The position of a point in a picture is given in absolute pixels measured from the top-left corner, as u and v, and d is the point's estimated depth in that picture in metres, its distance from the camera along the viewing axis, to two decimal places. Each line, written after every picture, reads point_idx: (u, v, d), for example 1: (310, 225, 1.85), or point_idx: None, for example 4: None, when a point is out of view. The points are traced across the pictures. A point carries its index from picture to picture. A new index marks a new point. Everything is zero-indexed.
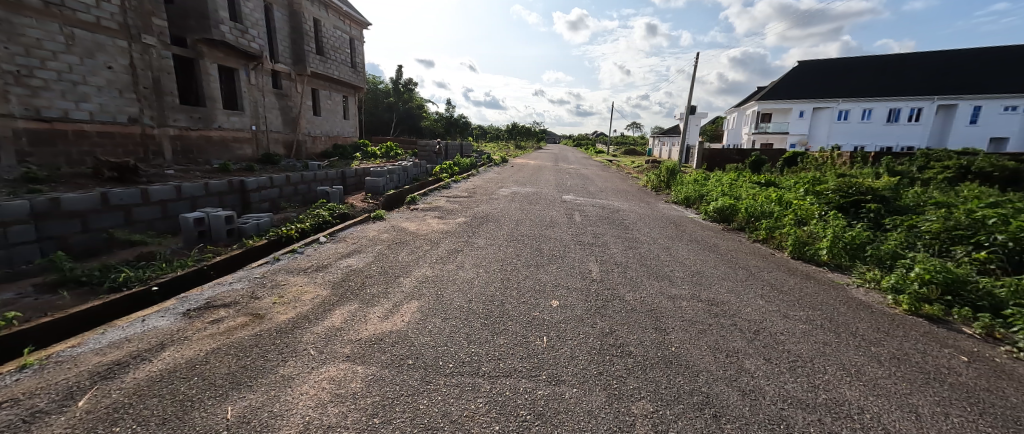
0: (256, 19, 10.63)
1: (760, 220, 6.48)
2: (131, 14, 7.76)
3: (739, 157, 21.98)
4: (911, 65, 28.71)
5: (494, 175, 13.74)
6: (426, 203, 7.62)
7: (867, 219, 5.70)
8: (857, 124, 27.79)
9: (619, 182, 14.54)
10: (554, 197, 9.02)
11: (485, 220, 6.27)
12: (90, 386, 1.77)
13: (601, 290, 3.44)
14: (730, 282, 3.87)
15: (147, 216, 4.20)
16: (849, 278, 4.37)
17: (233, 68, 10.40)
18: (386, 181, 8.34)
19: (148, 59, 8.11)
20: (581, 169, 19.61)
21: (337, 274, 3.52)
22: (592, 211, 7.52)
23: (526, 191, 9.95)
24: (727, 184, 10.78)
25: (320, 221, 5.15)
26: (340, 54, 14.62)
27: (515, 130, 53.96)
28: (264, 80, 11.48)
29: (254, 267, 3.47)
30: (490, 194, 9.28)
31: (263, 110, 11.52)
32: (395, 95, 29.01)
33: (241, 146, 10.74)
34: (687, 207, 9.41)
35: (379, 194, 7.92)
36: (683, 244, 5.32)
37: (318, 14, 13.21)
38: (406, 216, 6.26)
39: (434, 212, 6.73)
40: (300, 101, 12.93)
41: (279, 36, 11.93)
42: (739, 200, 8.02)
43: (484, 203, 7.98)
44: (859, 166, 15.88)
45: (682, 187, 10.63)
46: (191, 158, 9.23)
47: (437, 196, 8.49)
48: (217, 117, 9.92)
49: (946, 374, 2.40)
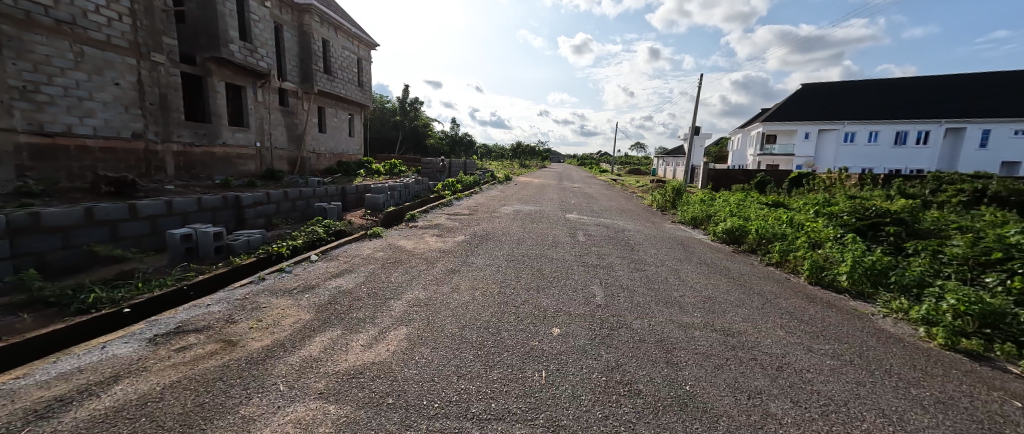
0: (266, 39, 10.87)
1: (773, 243, 6.21)
2: (142, 33, 7.94)
3: (744, 177, 21.79)
4: (916, 88, 28.76)
5: (498, 193, 13.60)
6: (426, 220, 7.45)
7: (887, 243, 5.42)
8: (863, 147, 27.67)
9: (624, 201, 14.37)
10: (557, 216, 8.81)
11: (485, 238, 6.07)
12: (20, 428, 1.55)
13: (606, 318, 3.17)
14: (745, 309, 3.58)
15: (134, 232, 4.06)
16: (873, 308, 4.07)
17: (241, 85, 10.57)
18: (387, 197, 8.21)
19: (156, 76, 8.27)
20: (585, 188, 19.47)
21: (324, 295, 3.29)
22: (596, 231, 7.29)
23: (529, 209, 9.79)
24: (734, 204, 10.54)
25: (313, 238, 4.98)
26: (348, 73, 14.91)
27: (520, 149, 54.41)
28: (272, 98, 11.65)
29: (236, 288, 3.26)
30: (492, 211, 9.12)
31: (269, 126, 11.68)
32: (401, 114, 29.42)
33: (244, 162, 10.82)
34: (695, 227, 9.15)
35: (379, 211, 7.78)
36: (693, 267, 5.05)
37: (327, 34, 13.52)
38: (404, 234, 6.08)
39: (433, 230, 6.55)
40: (306, 118, 13.07)
41: (287, 56, 12.18)
42: (749, 221, 7.78)
43: (486, 220, 7.79)
44: (870, 188, 15.57)
45: (688, 207, 10.40)
46: (193, 173, 9.32)
47: (437, 213, 8.32)
48: (222, 134, 10.03)
49: (1002, 424, 2.09)
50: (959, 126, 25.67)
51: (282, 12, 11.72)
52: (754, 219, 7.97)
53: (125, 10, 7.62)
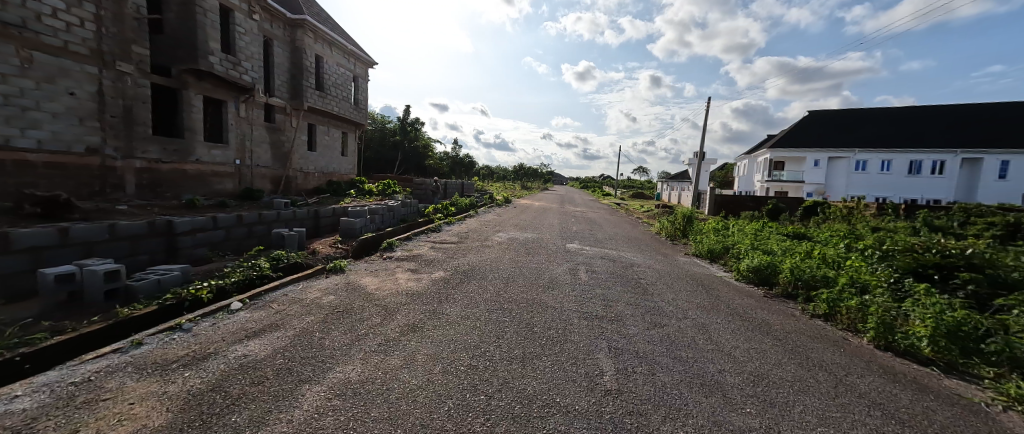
0: (252, 53, 10.38)
1: (815, 289, 5.18)
2: (107, 41, 7.41)
3: (753, 203, 21.07)
4: (926, 116, 28.21)
5: (494, 217, 12.73)
6: (405, 249, 6.49)
7: (964, 295, 4.38)
8: (875, 175, 26.82)
9: (629, 228, 13.43)
10: (556, 246, 7.85)
11: (469, 274, 5.10)
12: None
13: (620, 417, 2.12)
14: (814, 400, 2.51)
15: (2, 270, 3.18)
16: (983, 392, 2.93)
17: (222, 100, 9.99)
18: (365, 222, 7.32)
19: (120, 86, 7.69)
20: (587, 213, 18.60)
21: (214, 372, 2.28)
22: (601, 266, 6.27)
23: (526, 237, 8.85)
24: (752, 235, 9.58)
25: (251, 276, 4.00)
26: (342, 91, 14.39)
27: (522, 172, 53.98)
28: (256, 114, 11.05)
29: (84, 364, 2.23)
30: (483, 239, 8.18)
31: (251, 144, 11.04)
32: (401, 134, 29.04)
33: (221, 181, 10.10)
34: (711, 262, 8.13)
35: (354, 237, 6.87)
36: (722, 321, 3.99)
37: (321, 50, 13.09)
38: (373, 268, 5.12)
39: (410, 262, 5.60)
40: (293, 135, 12.43)
41: (276, 71, 11.70)
42: (775, 257, 6.77)
43: (474, 251, 6.84)
44: (891, 219, 14.67)
45: (702, 237, 9.41)
46: (158, 191, 8.57)
47: (421, 240, 7.39)
48: (196, 150, 9.35)
49: None
50: (976, 156, 24.87)
51: (272, 27, 11.32)
52: (780, 255, 6.98)
53: (89, 15, 7.10)
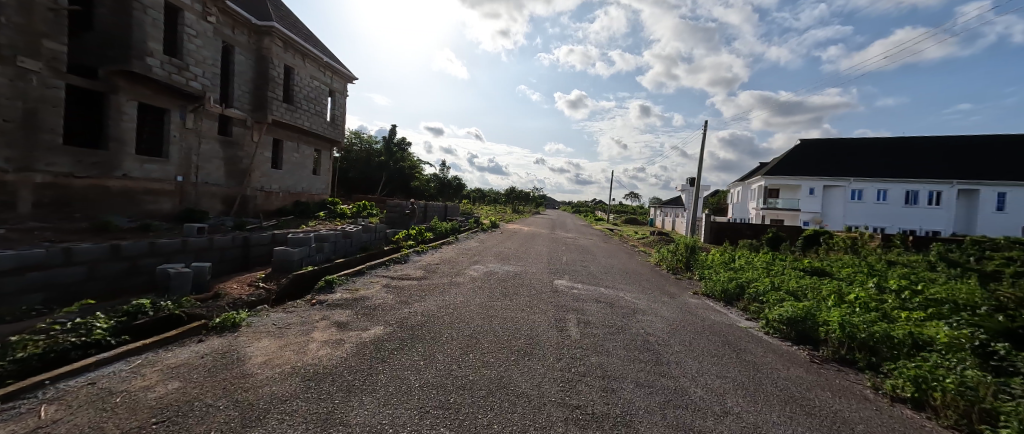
0: (205, 58, 9.31)
1: (886, 359, 3.86)
2: (7, 32, 6.23)
3: (750, 231, 20.40)
4: (919, 147, 28.12)
5: (476, 245, 11.42)
6: (346, 289, 5.05)
7: None
8: (872, 205, 26.35)
9: (624, 258, 12.24)
10: (541, 284, 6.52)
11: (416, 329, 3.75)
12: None
13: None
14: None
15: None
16: None
17: (163, 108, 8.79)
18: (306, 252, 5.93)
19: (22, 86, 6.45)
20: (579, 239, 17.41)
21: None
22: (595, 314, 4.92)
23: (507, 270, 7.55)
24: (765, 272, 8.43)
25: (57, 346, 2.52)
26: (314, 105, 13.32)
27: (514, 195, 53.15)
28: (207, 126, 9.84)
29: None
30: (455, 273, 6.85)
31: (199, 158, 9.74)
32: (386, 154, 28.01)
33: (156, 200, 8.70)
34: (724, 304, 6.90)
35: (288, 272, 5.47)
36: (777, 418, 2.63)
37: (292, 61, 12.11)
38: (287, 322, 3.74)
39: (344, 310, 4.23)
40: (253, 151, 11.21)
41: (236, 80, 10.62)
42: (808, 304, 5.53)
43: (439, 290, 5.50)
44: (901, 253, 13.82)
45: (711, 274, 8.20)
46: (65, 211, 7.13)
47: (375, 276, 5.99)
48: (123, 164, 8.01)
49: None
50: (972, 188, 24.63)
51: (234, 32, 10.34)
52: (812, 301, 5.76)
53: None
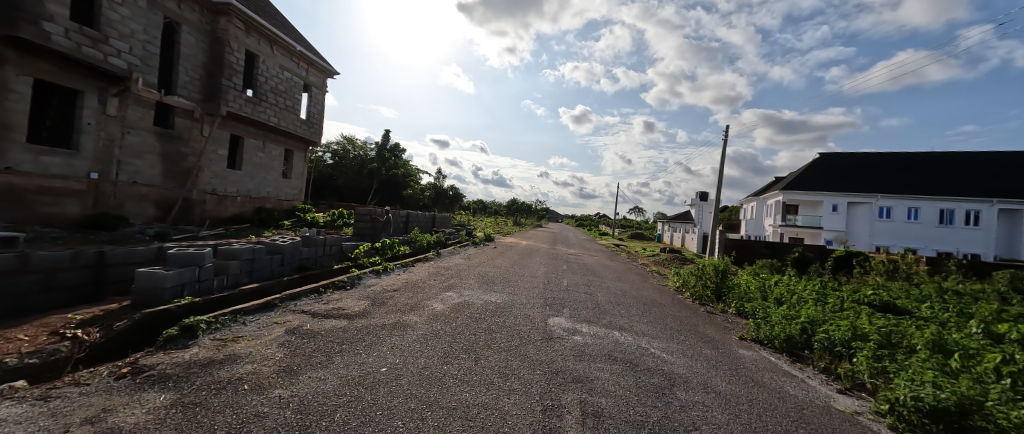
0: (132, 32, 7.78)
1: None
2: None
3: (769, 250, 18.47)
4: (950, 162, 26.10)
5: (459, 262, 9.50)
6: (216, 341, 3.16)
7: None
8: (902, 224, 24.31)
9: (636, 281, 10.35)
10: (528, 326, 4.59)
11: None
12: None
13: None
14: None
15: None
16: None
17: (75, 89, 7.16)
18: (192, 275, 4.04)
19: None
20: (583, 256, 15.56)
21: None
22: (609, 391, 3.01)
23: (487, 301, 5.66)
24: (826, 309, 6.48)
25: None
26: (284, 99, 11.75)
27: (515, 206, 51.37)
28: (138, 114, 8.20)
29: None
30: (413, 306, 4.96)
31: (126, 152, 8.07)
32: (379, 161, 26.59)
33: (57, 200, 6.97)
34: (785, 356, 4.96)
35: (147, 308, 3.58)
36: None
37: (256, 47, 10.61)
38: (12, 425, 1.90)
39: (165, 388, 2.37)
40: (201, 147, 9.55)
41: (180, 63, 9.06)
42: (936, 374, 3.59)
43: (368, 337, 3.62)
44: (961, 281, 11.80)
45: (757, 310, 6.27)
46: None
47: (285, 313, 4.11)
48: (5, 154, 6.33)
49: None
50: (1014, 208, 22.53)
51: (180, 8, 8.87)
52: (932, 368, 3.83)
53: None
